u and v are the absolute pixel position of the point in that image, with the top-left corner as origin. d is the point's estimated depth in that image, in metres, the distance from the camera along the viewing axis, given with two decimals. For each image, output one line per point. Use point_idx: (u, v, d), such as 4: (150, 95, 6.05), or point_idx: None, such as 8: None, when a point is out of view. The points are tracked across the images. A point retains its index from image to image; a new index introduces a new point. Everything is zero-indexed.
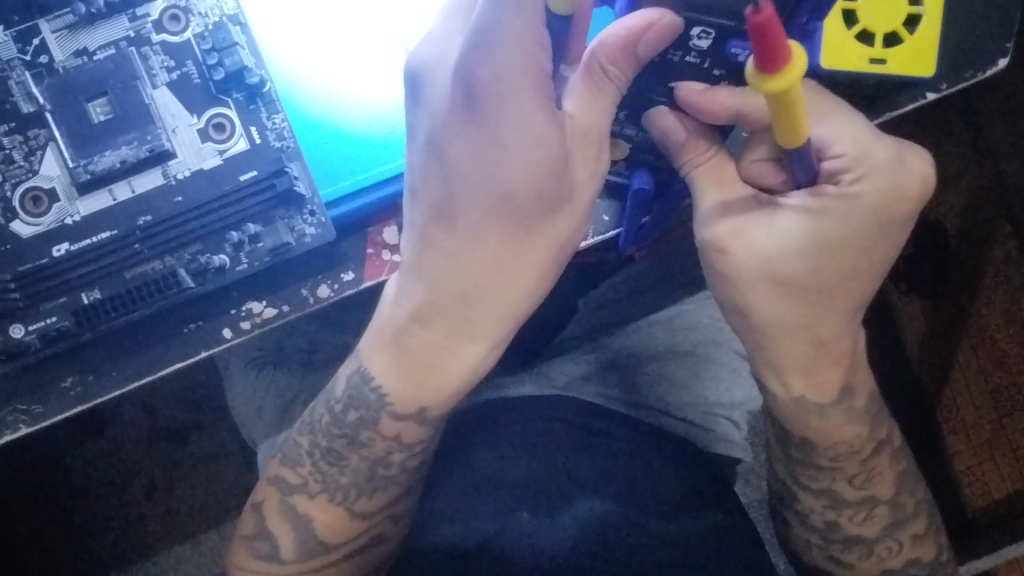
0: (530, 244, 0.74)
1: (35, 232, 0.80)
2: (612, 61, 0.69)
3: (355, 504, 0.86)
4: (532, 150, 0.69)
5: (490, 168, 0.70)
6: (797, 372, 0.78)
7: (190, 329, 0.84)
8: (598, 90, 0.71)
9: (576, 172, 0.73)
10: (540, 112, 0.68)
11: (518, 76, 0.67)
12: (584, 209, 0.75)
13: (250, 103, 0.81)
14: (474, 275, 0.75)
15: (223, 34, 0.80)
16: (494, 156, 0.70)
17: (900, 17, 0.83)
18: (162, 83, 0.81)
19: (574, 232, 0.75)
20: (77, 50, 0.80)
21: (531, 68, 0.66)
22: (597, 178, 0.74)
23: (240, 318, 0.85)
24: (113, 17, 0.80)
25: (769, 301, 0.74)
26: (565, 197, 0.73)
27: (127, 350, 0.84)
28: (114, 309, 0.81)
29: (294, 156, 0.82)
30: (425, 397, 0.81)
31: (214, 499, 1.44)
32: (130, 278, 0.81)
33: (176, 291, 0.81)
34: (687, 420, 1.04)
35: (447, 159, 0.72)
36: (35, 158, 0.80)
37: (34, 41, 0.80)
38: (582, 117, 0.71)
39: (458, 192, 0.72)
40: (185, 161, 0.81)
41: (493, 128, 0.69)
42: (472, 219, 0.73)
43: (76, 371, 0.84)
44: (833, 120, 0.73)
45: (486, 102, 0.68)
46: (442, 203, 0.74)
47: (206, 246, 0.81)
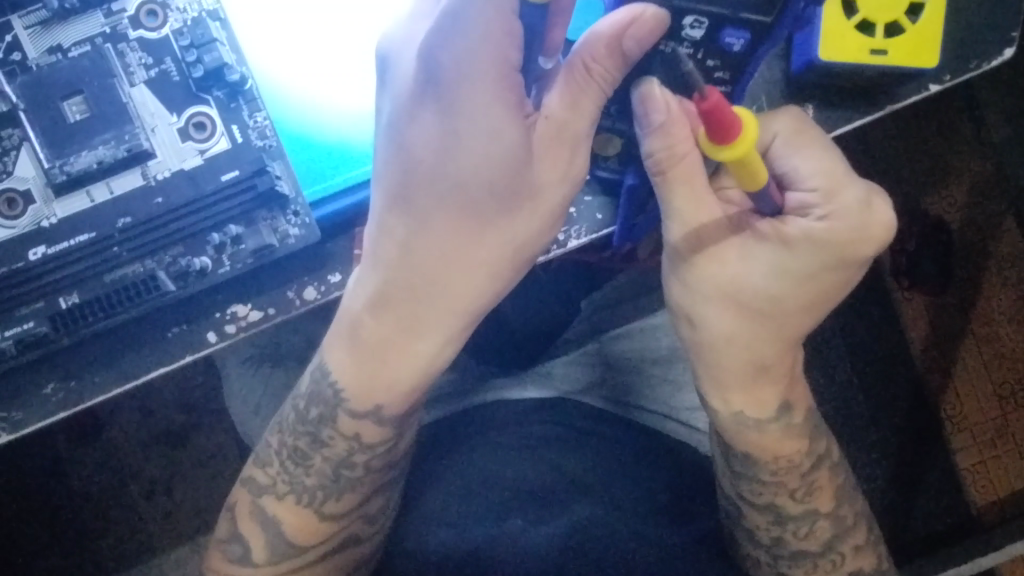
0: (487, 238, 0.72)
1: (9, 234, 0.78)
2: (597, 59, 0.65)
3: (323, 507, 0.84)
4: (490, 141, 0.66)
5: (446, 156, 0.68)
6: (737, 389, 0.78)
7: (173, 333, 0.82)
8: (580, 90, 0.67)
9: (540, 170, 0.70)
10: (503, 101, 0.65)
11: (481, 64, 0.64)
12: (550, 208, 0.72)
13: (232, 101, 0.79)
14: (427, 266, 0.73)
15: (202, 30, 0.78)
16: (452, 143, 0.67)
17: (902, 5, 0.78)
18: (140, 80, 0.78)
19: (536, 230, 0.72)
20: (52, 47, 0.78)
21: (496, 59, 0.64)
22: (565, 177, 0.70)
23: (224, 322, 0.82)
24: (88, 13, 0.78)
25: (720, 318, 0.75)
26: (527, 192, 0.70)
27: (106, 355, 0.82)
28: (92, 313, 0.79)
29: (277, 155, 0.79)
30: (380, 395, 0.78)
31: (210, 503, 1.41)
32: (109, 282, 0.78)
33: (156, 295, 0.79)
34: (676, 418, 1.03)
35: (406, 144, 0.69)
36: (10, 158, 0.78)
37: (7, 39, 0.77)
38: (558, 116, 0.68)
39: (414, 180, 0.70)
40: (165, 161, 0.78)
41: (452, 115, 0.66)
42: (429, 208, 0.71)
43: (56, 377, 0.82)
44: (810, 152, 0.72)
45: (447, 86, 0.66)
46: (400, 189, 0.71)
47: (187, 249, 0.79)
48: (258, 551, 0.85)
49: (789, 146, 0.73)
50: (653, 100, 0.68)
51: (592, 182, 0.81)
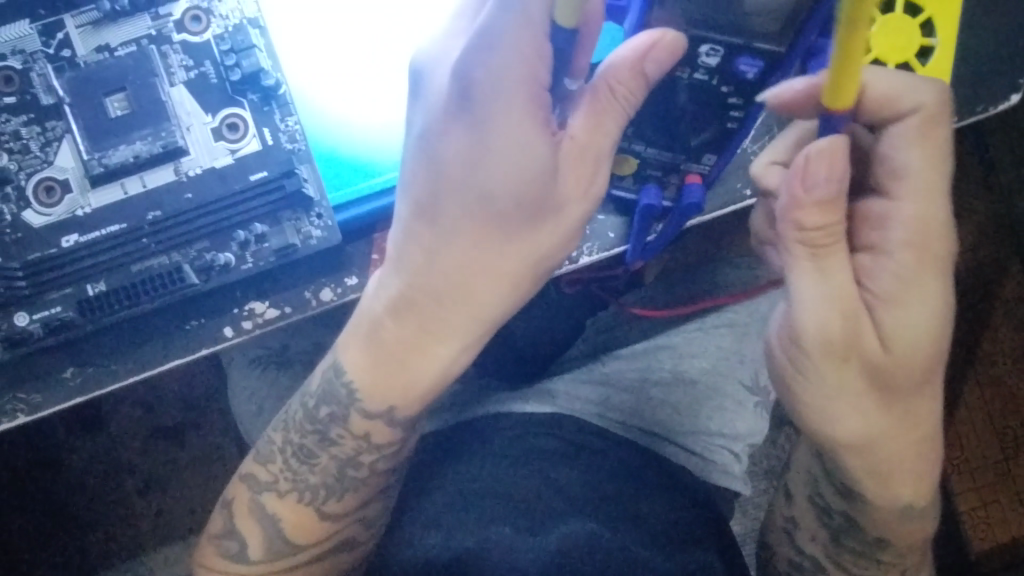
0: (510, 248, 0.74)
1: (42, 222, 0.80)
2: (621, 82, 0.69)
3: (324, 506, 0.86)
4: (516, 155, 0.69)
5: (474, 167, 0.71)
6: (898, 483, 0.76)
7: (191, 326, 0.85)
8: (604, 111, 0.71)
9: (563, 185, 0.72)
10: (534, 117, 0.68)
11: (513, 82, 0.67)
12: (568, 223, 0.75)
13: (264, 105, 0.82)
14: (451, 273, 0.75)
15: (242, 35, 0.82)
16: (480, 155, 0.70)
17: (913, 48, 0.81)
18: (180, 81, 0.82)
19: (557, 242, 0.75)
20: (100, 45, 0.81)
21: (528, 78, 0.67)
22: (587, 193, 0.73)
23: (242, 318, 0.85)
24: (136, 15, 0.82)
25: (874, 417, 0.72)
26: (550, 206, 0.73)
27: (127, 344, 0.85)
28: (117, 302, 0.81)
29: (305, 159, 0.82)
30: (395, 397, 0.81)
31: (203, 501, 1.43)
32: (137, 271, 0.81)
33: (180, 287, 0.81)
34: (688, 448, 1.03)
35: (437, 155, 0.72)
36: (50, 148, 0.81)
37: (58, 36, 0.81)
38: (582, 134, 0.71)
39: (443, 189, 0.73)
40: (197, 158, 0.82)
41: (483, 129, 0.69)
42: (455, 218, 0.73)
43: (75, 362, 0.85)
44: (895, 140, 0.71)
45: (480, 102, 0.69)
46: (428, 198, 0.74)
47: (212, 244, 0.82)
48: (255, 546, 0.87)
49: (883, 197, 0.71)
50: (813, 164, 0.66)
51: (609, 201, 0.85)
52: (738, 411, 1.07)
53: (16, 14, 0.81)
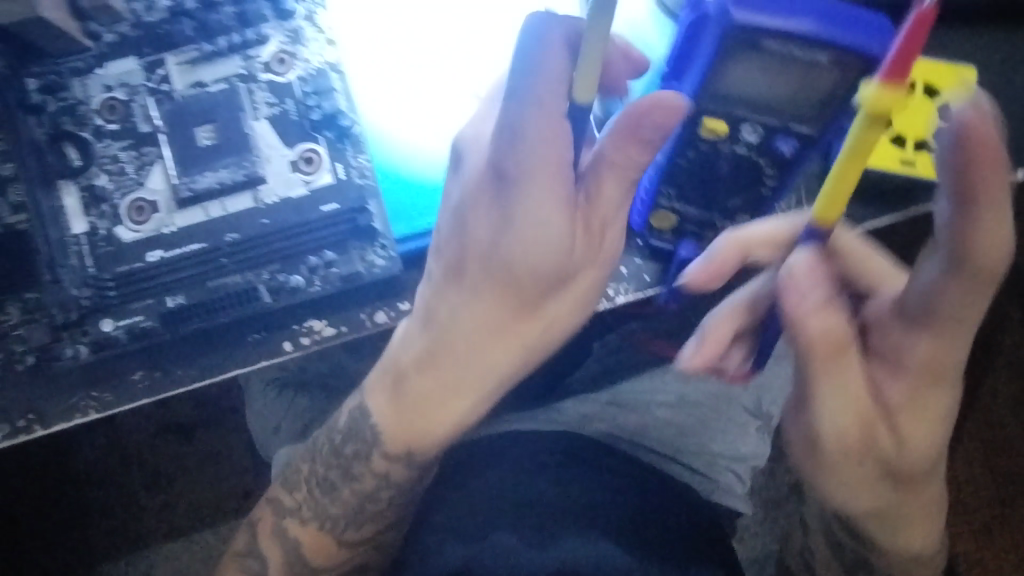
0: (527, 315, 0.82)
1: (133, 238, 0.88)
2: (620, 150, 0.73)
3: (343, 534, 0.95)
4: (532, 237, 0.75)
5: (499, 243, 0.77)
6: (920, 535, 0.85)
7: (253, 338, 0.90)
8: (609, 181, 0.76)
9: (580, 258, 0.79)
10: (554, 202, 0.74)
11: (539, 167, 0.73)
12: (582, 291, 0.81)
13: (338, 142, 0.90)
14: (470, 335, 0.83)
15: (324, 79, 0.90)
16: (503, 233, 0.77)
17: (929, 129, 0.91)
18: (263, 116, 0.90)
19: (570, 310, 0.82)
20: (195, 81, 0.90)
21: (552, 165, 0.73)
22: (600, 265, 0.81)
23: (300, 334, 0.90)
24: (228, 56, 0.90)
25: (884, 492, 0.81)
26: (566, 278, 0.79)
27: (192, 352, 0.90)
28: (196, 314, 0.88)
29: (373, 194, 0.90)
30: (413, 442, 0.88)
31: (206, 501, 1.55)
32: (214, 286, 0.89)
33: (254, 305, 0.89)
34: (693, 467, 1.15)
35: (468, 228, 0.80)
36: (143, 171, 0.89)
37: (159, 72, 0.90)
38: (597, 210, 0.77)
39: (470, 259, 0.80)
40: (274, 188, 0.89)
41: (509, 209, 0.76)
42: (479, 285, 0.81)
43: (146, 365, 0.89)
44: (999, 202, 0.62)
45: (511, 182, 0.75)
46: (456, 265, 0.81)
47: (284, 267, 0.89)
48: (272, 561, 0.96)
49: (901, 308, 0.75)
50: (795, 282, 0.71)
51: (643, 247, 0.89)
52: (742, 437, 1.21)
53: (123, 50, 0.90)
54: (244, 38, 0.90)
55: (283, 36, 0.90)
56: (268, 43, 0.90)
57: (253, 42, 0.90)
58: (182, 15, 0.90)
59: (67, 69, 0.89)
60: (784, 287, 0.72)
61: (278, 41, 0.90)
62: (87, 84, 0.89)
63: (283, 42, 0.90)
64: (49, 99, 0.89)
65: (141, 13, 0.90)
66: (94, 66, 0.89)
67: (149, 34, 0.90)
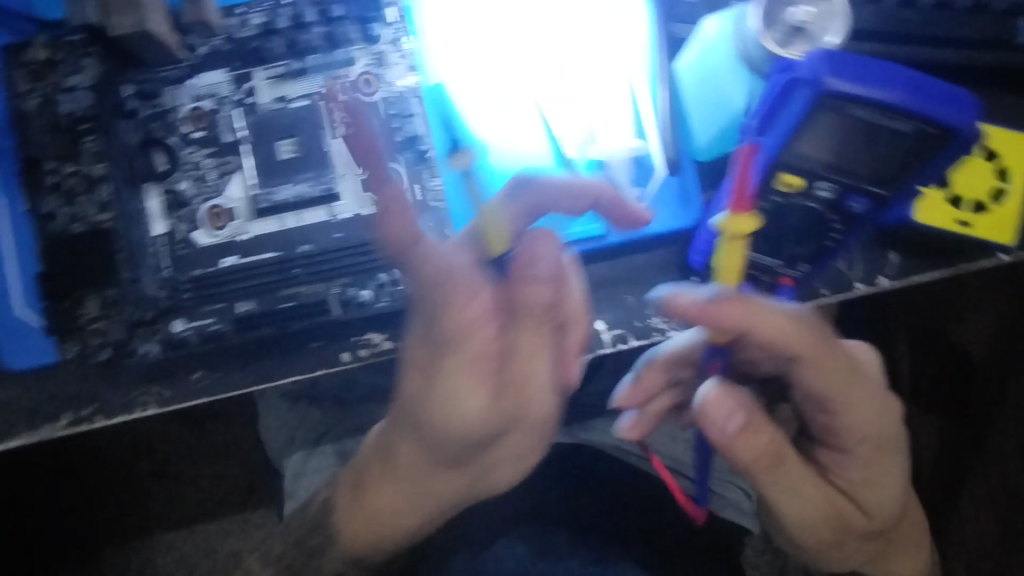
0: (473, 454, 0.84)
1: (209, 243, 0.92)
2: (534, 296, 0.80)
3: None
4: (483, 348, 0.77)
5: (428, 408, 0.80)
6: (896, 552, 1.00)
7: (313, 346, 0.92)
8: (532, 330, 0.81)
9: (530, 399, 0.83)
10: (484, 377, 0.78)
11: (454, 351, 0.77)
12: (535, 420, 0.84)
13: (417, 164, 0.93)
14: (415, 476, 0.88)
15: (404, 102, 0.93)
16: (462, 352, 0.77)
17: (989, 189, 0.92)
18: (344, 134, 0.93)
19: (527, 437, 0.86)
20: (279, 96, 0.93)
21: (483, 345, 0.77)
22: (548, 388, 0.83)
23: (358, 346, 0.92)
24: (315, 74, 0.93)
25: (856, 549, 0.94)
26: (519, 416, 0.83)
27: (254, 354, 0.92)
28: (264, 321, 0.90)
29: (446, 217, 0.93)
30: (378, 540, 0.91)
31: (205, 503, 1.63)
32: (283, 295, 0.92)
33: (323, 316, 0.91)
34: (697, 478, 1.15)
35: (404, 380, 0.82)
36: (222, 180, 0.93)
37: (247, 85, 0.94)
38: (525, 357, 0.81)
39: (406, 412, 0.84)
40: (349, 204, 0.92)
41: (433, 377, 0.79)
42: (416, 443, 0.85)
43: (203, 366, 0.91)
44: (769, 314, 0.76)
45: (440, 346, 0.78)
46: (401, 415, 0.85)
47: (354, 280, 0.92)
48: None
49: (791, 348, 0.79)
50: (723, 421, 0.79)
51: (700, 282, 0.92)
52: None
53: (214, 62, 0.94)
54: (332, 58, 0.93)
55: (368, 59, 0.94)
56: (355, 64, 0.94)
57: (339, 63, 0.94)
58: (273, 33, 0.93)
59: (160, 78, 0.93)
60: (704, 424, 0.80)
61: (364, 63, 0.94)
62: (177, 93, 0.93)
63: (369, 65, 0.94)
64: (143, 104, 0.93)
65: (234, 29, 0.94)
66: (185, 77, 0.93)
67: (241, 49, 0.93)
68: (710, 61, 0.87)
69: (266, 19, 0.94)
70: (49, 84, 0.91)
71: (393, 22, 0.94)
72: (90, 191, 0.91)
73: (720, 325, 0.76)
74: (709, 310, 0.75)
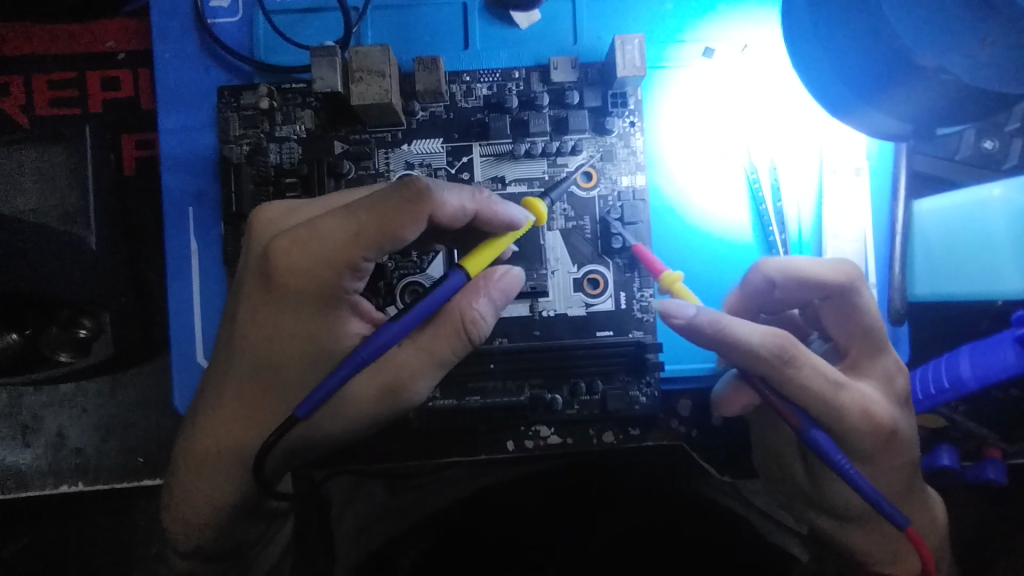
0: (271, 294, 0.98)
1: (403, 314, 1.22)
2: (371, 212, 0.94)
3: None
4: (349, 255, 0.94)
5: (268, 258, 0.96)
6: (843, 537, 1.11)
7: (497, 429, 1.22)
8: (308, 229, 0.95)
9: (320, 232, 0.94)
10: (291, 242, 0.95)
11: (293, 231, 0.96)
12: (323, 252, 0.94)
13: (626, 269, 1.19)
14: (262, 321, 0.99)
15: (632, 211, 1.17)
16: (284, 236, 0.96)
17: None
18: (556, 229, 1.19)
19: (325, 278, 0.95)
20: (496, 175, 1.17)
21: (280, 235, 0.97)
22: (343, 242, 0.94)
23: (526, 436, 1.23)
24: (539, 160, 1.18)
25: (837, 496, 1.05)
26: (318, 252, 0.94)
27: (442, 423, 1.20)
28: (464, 399, 1.19)
29: (638, 325, 1.20)
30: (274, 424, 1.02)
31: (127, 549, 1.47)
32: (472, 389, 1.19)
33: (529, 409, 1.19)
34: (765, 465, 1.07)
35: (267, 257, 0.96)
36: (426, 262, 1.24)
37: (462, 159, 1.17)
38: (335, 230, 0.94)
39: (264, 272, 0.97)
40: (553, 301, 1.20)
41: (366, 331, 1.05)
42: (268, 286, 0.98)
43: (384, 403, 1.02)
44: (729, 337, 0.92)
45: (284, 242, 0.95)
46: (264, 276, 0.97)
47: (547, 386, 1.20)
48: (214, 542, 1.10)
49: (781, 368, 0.92)
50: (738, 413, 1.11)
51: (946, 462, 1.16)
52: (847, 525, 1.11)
53: (435, 134, 1.18)
54: (553, 149, 1.18)
55: (595, 151, 1.19)
56: (573, 158, 1.18)
57: (561, 154, 1.18)
58: (503, 108, 1.17)
59: (376, 139, 1.18)
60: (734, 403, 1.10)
61: (586, 158, 1.19)
62: (389, 155, 1.17)
63: (592, 160, 1.19)
64: (351, 163, 1.16)
65: (459, 96, 1.18)
66: (403, 142, 1.18)
67: (458, 124, 1.18)
68: (956, 225, 1.17)
69: (493, 92, 1.18)
70: (263, 131, 1.18)
71: (628, 116, 1.19)
72: None
73: (697, 339, 0.95)
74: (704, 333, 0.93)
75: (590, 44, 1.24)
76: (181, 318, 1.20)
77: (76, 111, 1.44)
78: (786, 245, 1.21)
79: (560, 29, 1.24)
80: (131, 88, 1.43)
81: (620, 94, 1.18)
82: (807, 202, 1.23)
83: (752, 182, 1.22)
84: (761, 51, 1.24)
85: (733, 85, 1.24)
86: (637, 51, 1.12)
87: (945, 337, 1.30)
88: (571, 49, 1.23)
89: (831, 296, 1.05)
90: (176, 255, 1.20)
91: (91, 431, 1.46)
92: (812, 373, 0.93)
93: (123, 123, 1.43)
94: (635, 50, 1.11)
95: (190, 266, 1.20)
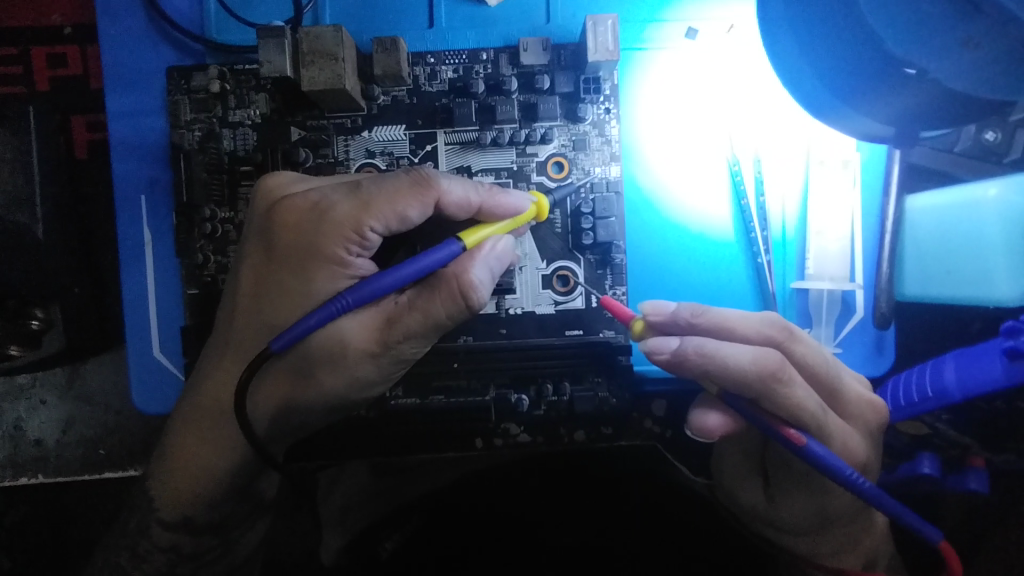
0: (268, 262, 0.98)
1: None
2: (384, 188, 0.94)
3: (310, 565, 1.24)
4: (355, 225, 0.93)
5: (273, 222, 0.97)
6: (808, 537, 1.10)
7: (468, 430, 1.19)
8: (316, 199, 0.96)
9: (331, 200, 0.95)
10: (302, 205, 0.96)
11: (302, 202, 0.96)
12: (331, 219, 0.94)
13: (599, 267, 1.17)
14: (243, 320, 1.00)
15: (604, 205, 1.14)
16: (292, 202, 0.96)
17: None
18: None
19: (327, 246, 0.94)
20: (462, 164, 1.15)
21: (286, 204, 0.97)
22: (354, 211, 0.93)
23: (496, 434, 1.19)
24: (507, 149, 1.15)
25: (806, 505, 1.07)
26: (323, 218, 0.94)
27: (403, 420, 1.18)
28: (439, 394, 1.18)
29: (608, 324, 1.17)
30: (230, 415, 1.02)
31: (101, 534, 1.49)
32: (437, 388, 1.18)
33: (502, 406, 1.16)
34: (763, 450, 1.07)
35: (273, 222, 0.97)
36: None
37: (427, 148, 1.16)
38: (345, 202, 0.94)
39: (258, 262, 0.99)
40: (521, 299, 1.17)
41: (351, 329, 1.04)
42: (260, 278, 0.98)
43: (344, 401, 1.01)
44: (718, 362, 0.90)
45: (292, 210, 0.96)
46: (258, 268, 0.99)
47: (514, 386, 1.19)
48: (168, 533, 1.09)
49: (770, 387, 0.90)
50: (714, 437, 0.99)
51: (927, 471, 1.12)
52: (820, 530, 1.09)
53: (398, 120, 1.16)
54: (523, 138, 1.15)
55: (567, 140, 1.16)
56: (544, 147, 1.16)
57: (531, 142, 1.15)
58: (469, 93, 1.15)
59: (335, 125, 1.16)
60: (699, 431, 0.99)
61: (557, 147, 1.16)
62: (349, 142, 1.16)
63: (564, 149, 1.16)
64: (314, 154, 1.16)
65: (423, 79, 1.16)
66: (364, 129, 1.16)
67: (423, 110, 1.16)
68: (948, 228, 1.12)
69: (458, 75, 1.16)
70: (215, 115, 1.17)
71: (605, 101, 1.16)
72: (235, 240, 1.15)
73: (682, 373, 0.93)
74: (689, 356, 0.90)
75: (563, 24, 1.19)
76: (140, 308, 1.20)
77: (25, 90, 1.46)
78: (768, 244, 1.17)
79: (532, 8, 1.19)
80: (82, 69, 1.46)
81: (593, 79, 1.14)
82: (792, 199, 1.18)
83: (734, 175, 1.17)
84: (748, 32, 1.17)
85: (716, 69, 1.18)
86: (609, 35, 1.08)
87: (913, 338, 1.31)
88: (543, 29, 1.19)
89: (795, 327, 1.00)
90: (129, 245, 1.20)
91: (55, 424, 1.50)
92: (801, 395, 0.92)
93: (78, 104, 1.46)
94: (608, 33, 1.08)
95: (144, 256, 1.20)
